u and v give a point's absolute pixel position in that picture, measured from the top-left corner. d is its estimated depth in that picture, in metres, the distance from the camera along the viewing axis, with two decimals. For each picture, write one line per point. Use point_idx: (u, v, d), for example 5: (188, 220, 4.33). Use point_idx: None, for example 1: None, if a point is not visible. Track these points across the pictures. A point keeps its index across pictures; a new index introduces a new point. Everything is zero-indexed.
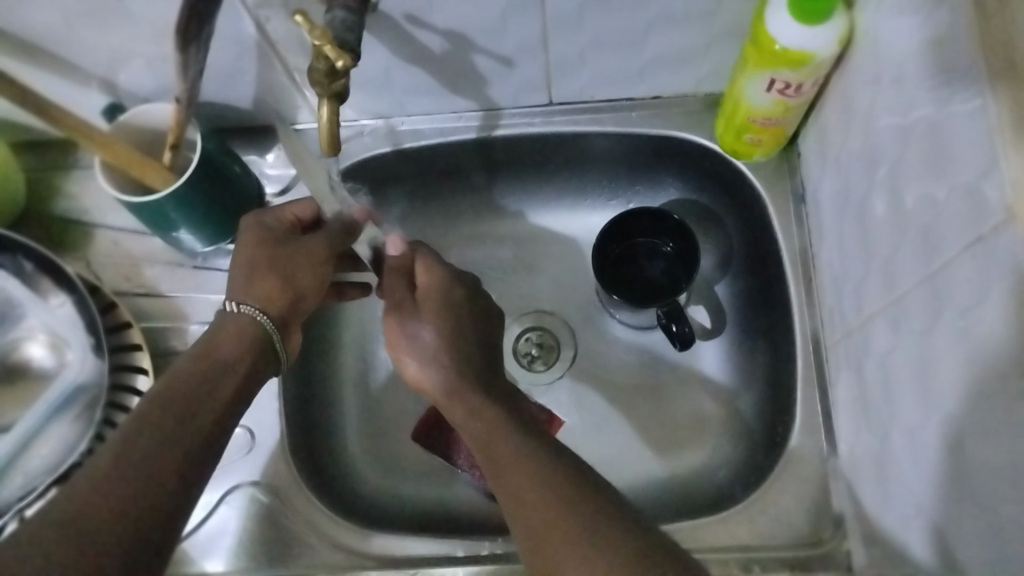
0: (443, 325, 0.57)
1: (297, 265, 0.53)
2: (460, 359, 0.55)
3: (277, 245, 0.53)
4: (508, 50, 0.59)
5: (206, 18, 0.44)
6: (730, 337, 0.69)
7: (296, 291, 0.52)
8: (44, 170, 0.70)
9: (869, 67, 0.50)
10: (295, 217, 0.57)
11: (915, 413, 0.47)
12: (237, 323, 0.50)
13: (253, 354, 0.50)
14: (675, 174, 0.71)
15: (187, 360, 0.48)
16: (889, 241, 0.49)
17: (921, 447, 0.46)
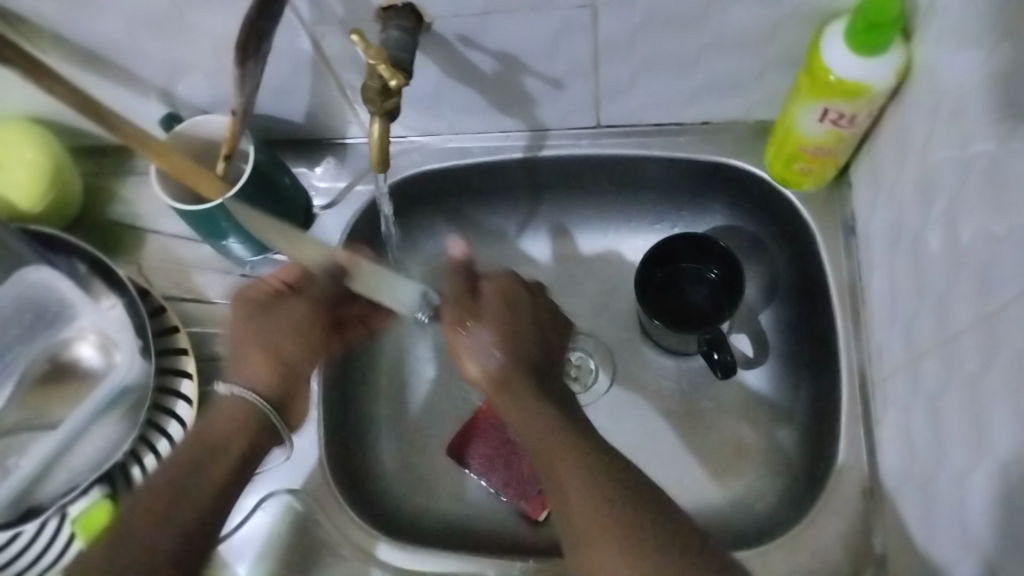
0: (498, 313, 0.54)
1: (277, 334, 0.56)
2: (518, 349, 0.53)
3: (255, 317, 0.56)
4: (559, 72, 0.59)
5: (266, 35, 0.45)
6: (773, 368, 0.68)
7: (285, 367, 0.55)
8: (102, 176, 0.72)
9: (926, 101, 0.49)
10: (279, 283, 0.57)
11: (966, 457, 0.45)
12: (231, 407, 0.53)
13: (249, 431, 0.53)
14: (722, 200, 0.70)
15: (186, 439, 0.51)
16: (943, 279, 0.48)
17: (969, 493, 0.45)
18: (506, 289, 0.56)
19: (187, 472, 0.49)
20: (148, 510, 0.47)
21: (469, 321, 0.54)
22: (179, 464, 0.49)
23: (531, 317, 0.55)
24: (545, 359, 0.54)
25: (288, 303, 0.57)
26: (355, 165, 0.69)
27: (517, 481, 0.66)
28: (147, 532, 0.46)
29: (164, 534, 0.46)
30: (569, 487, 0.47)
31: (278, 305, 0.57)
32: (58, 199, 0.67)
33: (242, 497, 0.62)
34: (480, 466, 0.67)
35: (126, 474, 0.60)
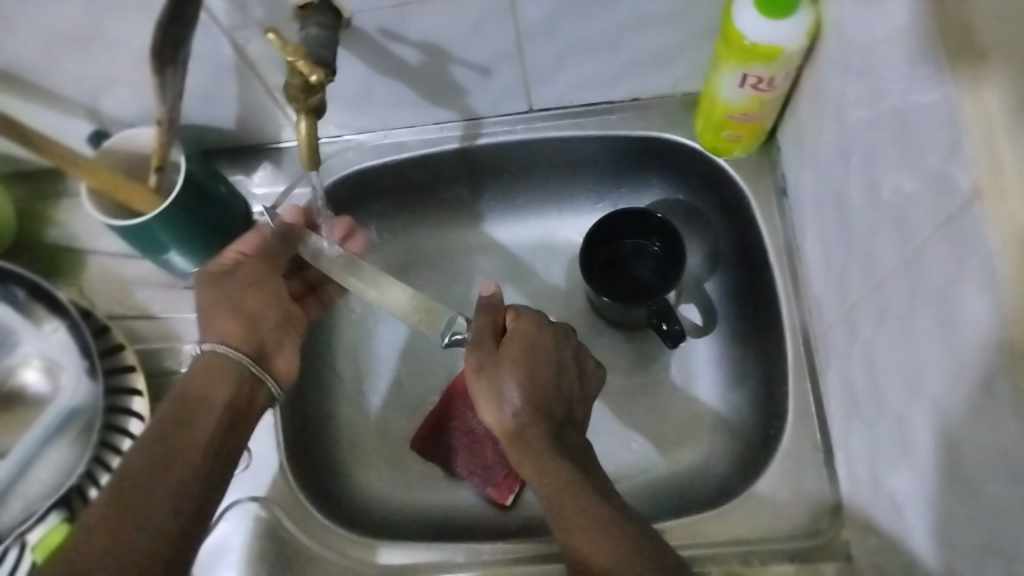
0: (522, 360, 0.55)
1: (241, 290, 0.58)
2: (540, 400, 0.54)
3: (219, 279, 0.58)
4: (485, 60, 0.60)
5: (182, 41, 0.45)
6: (722, 333, 0.70)
7: (252, 322, 0.57)
8: (34, 200, 0.71)
9: (837, 58, 0.50)
10: (238, 252, 0.60)
11: (902, 396, 0.47)
12: (216, 363, 0.55)
13: (234, 388, 0.54)
14: (659, 174, 0.71)
15: (174, 395, 0.53)
16: (867, 228, 0.49)
17: (908, 431, 0.47)
18: (531, 336, 0.56)
19: (187, 427, 0.52)
20: (165, 472, 0.49)
21: (489, 370, 0.55)
22: (176, 420, 0.52)
23: (553, 362, 0.56)
24: (564, 406, 0.55)
25: (248, 264, 0.59)
26: (291, 168, 0.69)
27: (483, 469, 0.66)
28: (159, 487, 0.48)
29: (173, 485, 0.49)
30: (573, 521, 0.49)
31: (239, 268, 0.59)
32: None
33: None
34: (444, 457, 0.68)
35: (84, 496, 0.59)
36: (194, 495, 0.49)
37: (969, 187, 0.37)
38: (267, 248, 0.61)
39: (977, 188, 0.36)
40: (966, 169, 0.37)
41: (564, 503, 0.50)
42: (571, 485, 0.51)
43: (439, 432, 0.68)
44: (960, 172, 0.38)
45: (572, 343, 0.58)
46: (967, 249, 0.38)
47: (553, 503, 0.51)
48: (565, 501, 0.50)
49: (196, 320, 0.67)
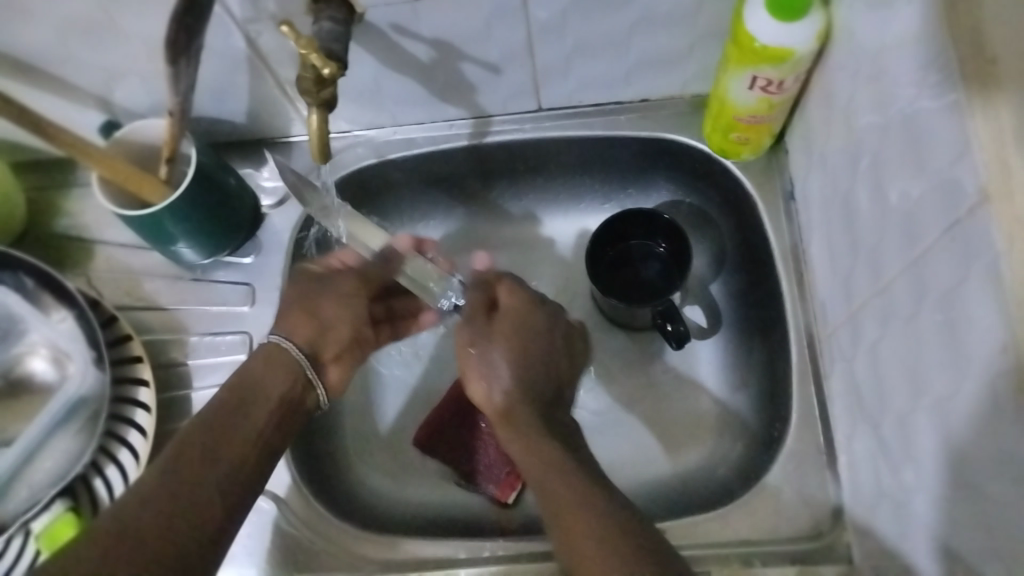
0: (509, 336, 0.56)
1: (331, 300, 0.61)
2: (525, 373, 0.54)
3: (312, 283, 0.61)
4: (496, 58, 0.60)
5: (195, 32, 0.45)
6: (726, 336, 0.70)
7: (324, 328, 0.59)
8: (45, 190, 0.71)
9: (848, 61, 0.51)
10: (341, 262, 0.63)
11: (907, 399, 0.47)
12: (272, 353, 0.57)
13: (289, 386, 0.56)
14: (667, 175, 0.72)
15: (227, 388, 0.54)
16: (874, 231, 0.49)
17: (912, 434, 0.47)
18: (519, 314, 0.57)
19: (235, 418, 0.52)
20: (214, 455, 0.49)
21: (478, 343, 0.56)
22: (224, 409, 0.52)
23: (545, 342, 0.57)
24: (553, 389, 0.56)
25: (341, 275, 0.62)
26: (301, 163, 0.70)
27: (484, 466, 0.66)
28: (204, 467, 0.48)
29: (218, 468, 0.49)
30: (554, 488, 0.48)
31: (332, 276, 0.62)
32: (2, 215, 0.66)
33: None
34: (446, 455, 0.68)
35: (89, 486, 0.60)
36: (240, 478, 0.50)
37: (977, 189, 0.37)
38: (365, 269, 0.63)
39: (986, 190, 0.36)
40: (975, 171, 0.37)
41: (540, 468, 0.49)
42: (547, 450, 0.50)
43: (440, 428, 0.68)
44: (969, 174, 0.38)
45: (562, 324, 0.59)
46: (974, 250, 0.38)
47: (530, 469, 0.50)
48: (541, 466, 0.49)
49: (203, 312, 0.68)
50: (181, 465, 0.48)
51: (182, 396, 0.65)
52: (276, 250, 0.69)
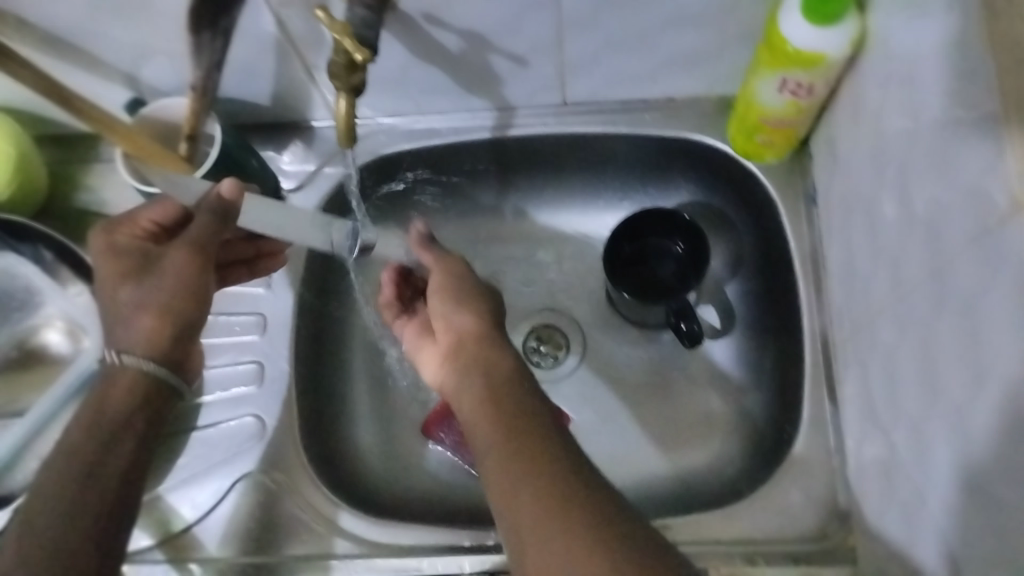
0: (453, 282, 0.58)
1: (167, 291, 0.55)
2: (482, 317, 0.55)
3: (140, 272, 0.55)
4: (524, 50, 0.60)
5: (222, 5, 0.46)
6: (740, 338, 0.70)
7: (176, 321, 0.55)
8: (66, 163, 0.71)
9: (879, 69, 0.51)
10: (152, 223, 0.58)
11: (923, 409, 0.47)
12: (124, 376, 0.53)
13: (145, 400, 0.54)
14: (686, 175, 0.72)
15: (82, 415, 0.52)
16: (898, 238, 0.49)
17: (926, 444, 0.47)
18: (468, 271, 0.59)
19: (96, 451, 0.51)
20: (71, 497, 0.49)
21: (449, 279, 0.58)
22: (81, 443, 0.51)
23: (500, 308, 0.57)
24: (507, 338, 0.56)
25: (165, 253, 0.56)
26: (323, 148, 0.70)
27: None
28: (61, 519, 0.48)
29: (82, 514, 0.49)
30: (515, 423, 0.47)
31: (157, 260, 0.56)
32: (23, 186, 0.66)
33: (216, 480, 0.62)
34: (455, 445, 0.68)
35: None
36: (103, 523, 0.49)
37: (1009, 202, 0.37)
38: (195, 239, 0.55)
39: (1017, 202, 0.36)
40: (1007, 184, 0.37)
41: (480, 412, 0.48)
42: (495, 391, 0.49)
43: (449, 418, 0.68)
44: (1002, 185, 0.38)
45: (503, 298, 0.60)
46: (1001, 262, 0.38)
47: (472, 408, 0.49)
48: (483, 401, 0.49)
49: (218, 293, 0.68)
50: (51, 517, 0.48)
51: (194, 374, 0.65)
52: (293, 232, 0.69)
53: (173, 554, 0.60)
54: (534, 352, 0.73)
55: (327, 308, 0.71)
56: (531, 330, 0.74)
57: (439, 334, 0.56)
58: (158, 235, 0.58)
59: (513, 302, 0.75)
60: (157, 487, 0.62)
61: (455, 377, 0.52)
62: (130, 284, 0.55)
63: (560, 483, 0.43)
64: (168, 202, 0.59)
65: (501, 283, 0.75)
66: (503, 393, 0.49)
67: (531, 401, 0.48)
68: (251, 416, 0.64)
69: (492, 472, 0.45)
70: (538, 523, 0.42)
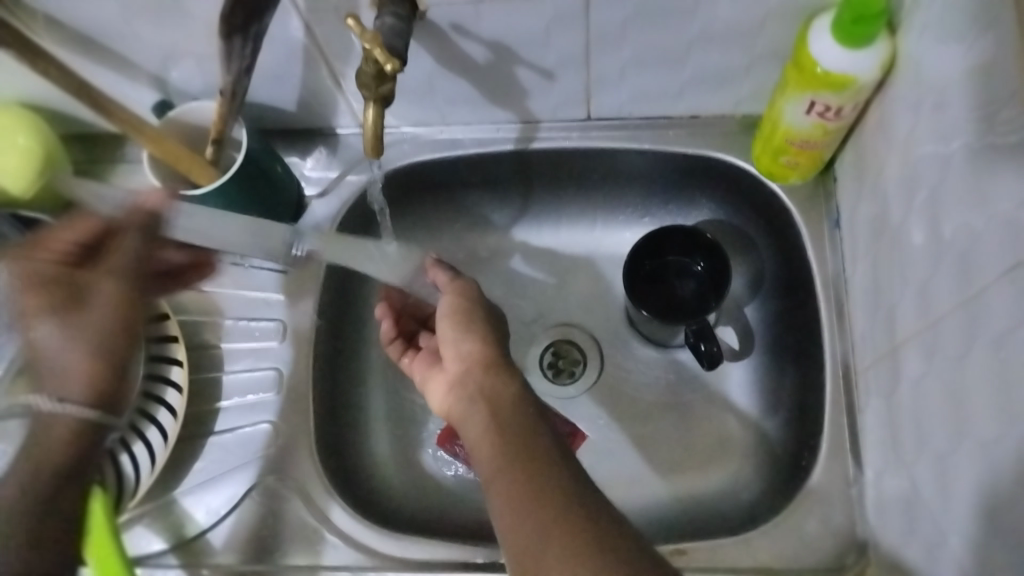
0: (457, 303, 0.57)
1: (96, 327, 0.55)
2: (487, 342, 0.54)
3: (67, 304, 0.55)
4: (551, 64, 0.60)
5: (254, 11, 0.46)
6: (759, 358, 0.69)
7: (117, 362, 0.56)
8: (91, 163, 0.72)
9: (909, 94, 0.50)
10: (65, 245, 0.56)
11: (949, 438, 0.46)
12: (65, 424, 0.53)
13: (81, 438, 0.53)
14: (709, 194, 0.71)
15: (26, 458, 0.51)
16: (925, 264, 0.49)
17: (951, 474, 0.46)
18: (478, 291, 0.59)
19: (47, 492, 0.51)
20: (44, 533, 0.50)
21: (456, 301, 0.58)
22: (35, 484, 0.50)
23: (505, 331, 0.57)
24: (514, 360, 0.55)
25: (95, 282, 0.56)
26: (347, 156, 0.70)
27: None
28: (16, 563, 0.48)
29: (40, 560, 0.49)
30: (522, 451, 0.47)
31: (83, 292, 0.55)
32: (49, 183, 0.66)
33: (231, 486, 0.62)
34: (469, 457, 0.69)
35: (115, 461, 0.59)
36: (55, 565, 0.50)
37: None
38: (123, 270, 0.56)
39: None
40: None
41: (489, 444, 0.48)
42: (502, 423, 0.49)
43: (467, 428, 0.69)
44: None
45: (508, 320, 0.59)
46: None
47: (479, 439, 0.49)
48: (490, 431, 0.49)
49: (240, 299, 0.68)
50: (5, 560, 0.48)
51: (211, 379, 0.66)
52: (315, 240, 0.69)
53: (187, 560, 0.60)
54: (550, 366, 0.73)
55: (346, 316, 0.71)
56: (548, 344, 0.74)
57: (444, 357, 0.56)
58: (77, 253, 0.57)
59: (531, 315, 0.75)
60: (172, 491, 0.62)
61: (464, 407, 0.52)
62: (46, 310, 0.54)
63: (565, 511, 0.43)
64: (86, 220, 0.57)
65: (520, 296, 0.75)
66: (510, 423, 0.49)
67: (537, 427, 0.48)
68: (267, 423, 0.64)
69: (500, 502, 0.45)
70: (544, 551, 0.42)
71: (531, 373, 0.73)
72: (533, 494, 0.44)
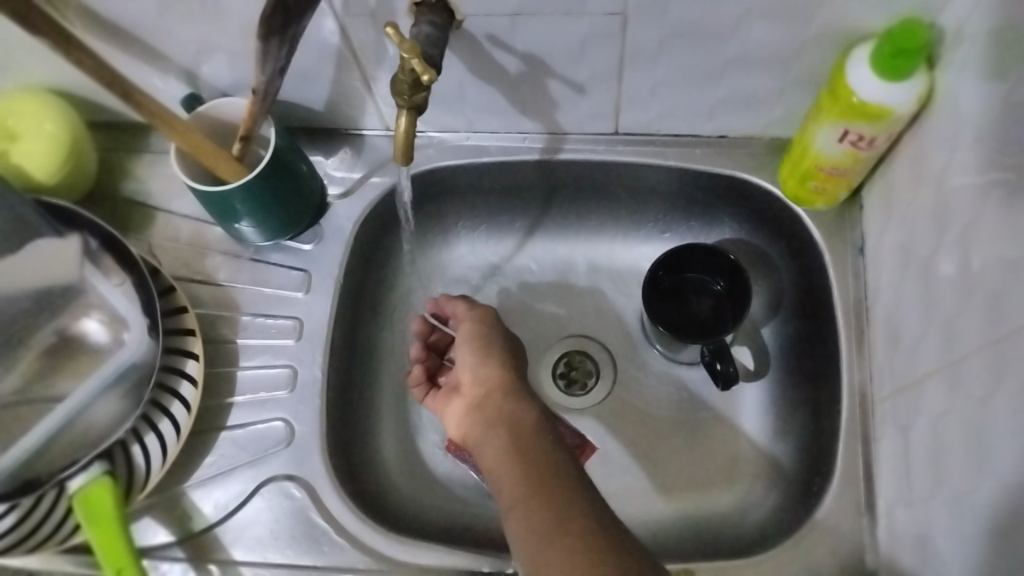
0: (480, 331, 0.61)
1: None
2: (508, 369, 0.58)
3: None
4: (583, 77, 0.60)
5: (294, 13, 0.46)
6: (774, 381, 0.69)
7: None
8: (116, 151, 0.72)
9: (945, 128, 0.50)
10: None
11: (971, 478, 0.46)
12: None
13: None
14: (732, 214, 0.71)
15: None
16: (955, 300, 0.49)
17: (972, 515, 0.46)
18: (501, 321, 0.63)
19: None
20: None
21: (477, 331, 0.61)
22: None
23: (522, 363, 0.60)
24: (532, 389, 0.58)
25: None
26: (371, 156, 0.70)
27: None
28: None
29: None
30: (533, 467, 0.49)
31: None
32: (74, 171, 0.66)
33: (239, 483, 0.62)
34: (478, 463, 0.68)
35: (127, 451, 0.58)
36: None
37: None
38: None
39: None
40: None
41: (507, 462, 0.50)
42: (520, 442, 0.51)
43: None
44: None
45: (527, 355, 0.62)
46: None
47: (497, 457, 0.51)
48: (506, 451, 0.51)
49: (258, 293, 0.68)
50: None
51: (226, 373, 0.65)
52: (335, 239, 0.69)
53: (194, 554, 0.60)
54: (563, 377, 0.73)
55: (361, 317, 0.71)
56: (562, 355, 0.74)
57: (466, 385, 0.59)
58: None
59: (547, 325, 0.75)
60: (182, 485, 0.62)
61: (483, 429, 0.55)
62: None
63: (568, 518, 0.45)
64: None
65: (536, 305, 0.75)
66: (529, 443, 0.51)
67: (552, 448, 0.50)
68: (279, 420, 0.64)
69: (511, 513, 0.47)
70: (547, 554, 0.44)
71: (545, 383, 0.73)
72: (542, 503, 0.46)
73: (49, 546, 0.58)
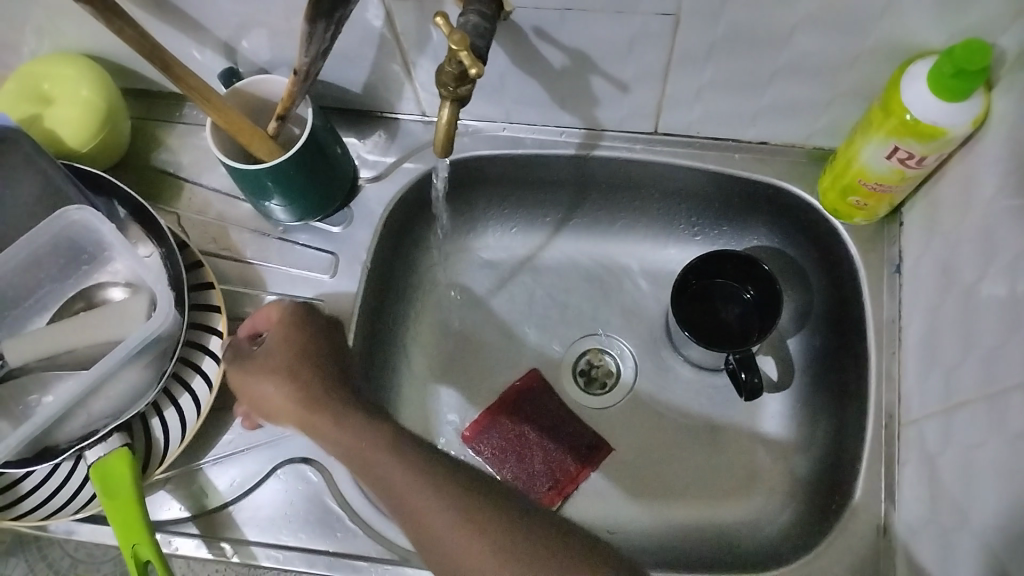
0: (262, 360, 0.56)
1: None
2: (297, 392, 0.54)
3: None
4: (628, 76, 0.59)
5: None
6: (798, 393, 0.68)
7: None
8: (147, 119, 0.72)
9: (1001, 152, 0.49)
10: None
11: (1012, 514, 0.45)
12: None
13: None
14: (766, 221, 0.70)
15: None
16: (1002, 330, 0.48)
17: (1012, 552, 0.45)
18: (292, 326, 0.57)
19: None
20: None
21: (250, 364, 0.56)
22: None
23: (313, 372, 0.55)
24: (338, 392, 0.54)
25: None
26: (405, 142, 0.69)
27: (527, 475, 0.69)
28: None
29: None
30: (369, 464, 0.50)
31: None
32: (107, 140, 0.66)
33: (255, 463, 0.62)
34: (490, 457, 0.70)
35: (146, 424, 0.60)
36: None
37: None
38: None
39: None
40: None
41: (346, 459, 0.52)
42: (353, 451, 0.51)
43: (492, 429, 0.71)
44: None
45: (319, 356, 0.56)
46: None
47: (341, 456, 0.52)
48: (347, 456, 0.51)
49: (284, 273, 0.67)
50: None
51: None
52: (365, 223, 0.68)
53: (207, 530, 0.60)
54: (583, 375, 0.73)
55: (383, 302, 0.71)
56: (581, 353, 0.73)
57: (286, 420, 0.55)
58: None
59: (569, 321, 0.74)
60: (198, 461, 0.62)
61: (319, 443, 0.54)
62: None
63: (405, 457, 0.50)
64: None
65: (560, 300, 0.75)
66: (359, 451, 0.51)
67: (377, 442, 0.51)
68: None
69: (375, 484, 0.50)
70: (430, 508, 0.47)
71: (563, 380, 0.73)
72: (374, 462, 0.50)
73: (65, 514, 0.58)
